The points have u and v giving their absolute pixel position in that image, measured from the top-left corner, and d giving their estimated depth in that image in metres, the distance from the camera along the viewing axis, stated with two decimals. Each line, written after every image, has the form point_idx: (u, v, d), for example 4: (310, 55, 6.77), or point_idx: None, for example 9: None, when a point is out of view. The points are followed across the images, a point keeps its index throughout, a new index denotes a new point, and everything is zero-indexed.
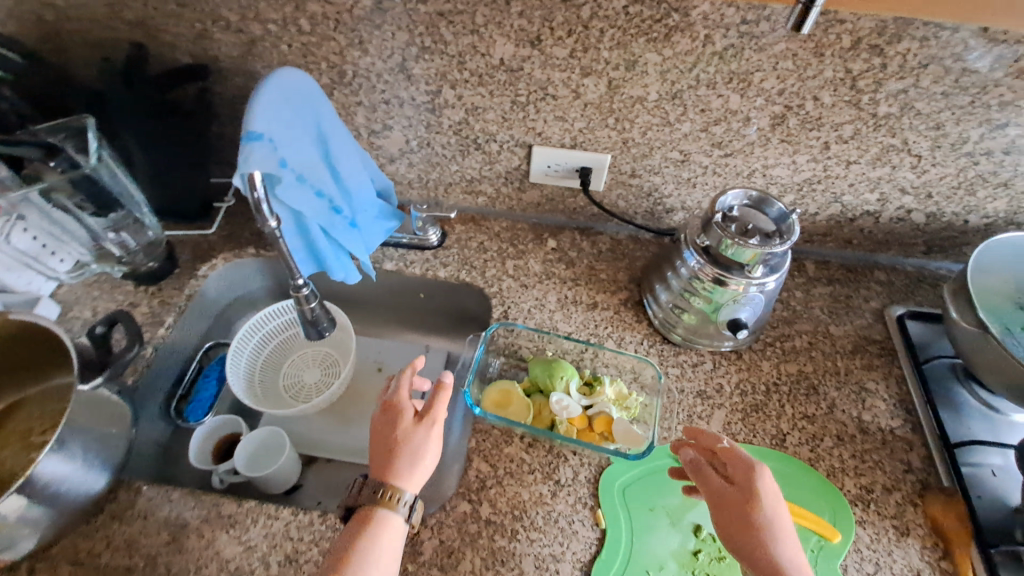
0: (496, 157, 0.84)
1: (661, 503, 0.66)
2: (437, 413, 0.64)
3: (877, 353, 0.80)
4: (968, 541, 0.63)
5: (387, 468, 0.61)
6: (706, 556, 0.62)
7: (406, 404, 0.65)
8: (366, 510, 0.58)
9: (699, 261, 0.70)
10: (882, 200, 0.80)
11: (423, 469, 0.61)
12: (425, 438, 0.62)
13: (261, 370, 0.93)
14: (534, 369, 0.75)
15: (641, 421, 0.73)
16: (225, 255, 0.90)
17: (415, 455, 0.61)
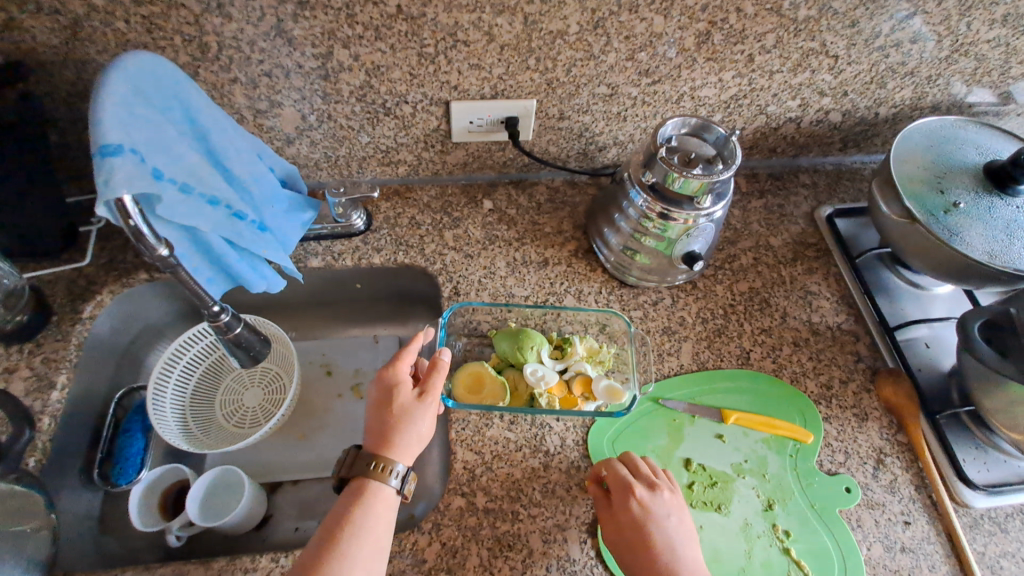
0: (410, 120, 0.75)
1: (650, 447, 0.66)
2: (436, 387, 0.60)
3: (814, 256, 0.82)
4: (916, 411, 0.68)
5: (381, 439, 0.57)
6: (701, 486, 0.64)
7: (403, 377, 0.60)
8: (358, 481, 0.55)
9: (646, 200, 0.67)
10: (803, 105, 0.81)
11: (417, 442, 0.57)
12: (422, 412, 0.58)
13: (191, 406, 0.82)
14: (499, 344, 0.69)
15: (618, 371, 0.71)
16: (111, 287, 0.76)
17: (410, 429, 0.57)
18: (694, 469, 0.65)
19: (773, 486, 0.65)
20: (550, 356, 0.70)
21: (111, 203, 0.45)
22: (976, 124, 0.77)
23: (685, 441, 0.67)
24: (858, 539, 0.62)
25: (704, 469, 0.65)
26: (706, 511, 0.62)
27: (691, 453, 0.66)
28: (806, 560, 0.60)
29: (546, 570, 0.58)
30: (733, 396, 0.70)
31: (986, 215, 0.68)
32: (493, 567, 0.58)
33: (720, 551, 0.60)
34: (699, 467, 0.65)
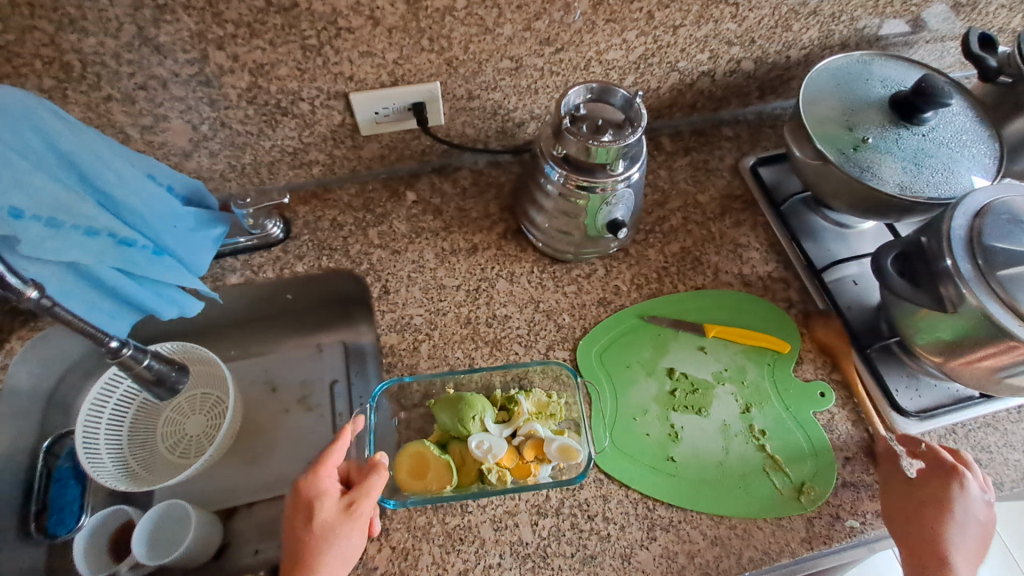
0: (312, 118, 0.72)
1: (636, 358, 0.69)
2: (368, 497, 0.54)
3: (742, 207, 0.82)
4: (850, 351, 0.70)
5: (299, 565, 0.51)
6: (682, 392, 0.67)
7: (329, 488, 0.54)
8: None
9: (562, 174, 0.66)
10: (714, 58, 0.80)
11: (342, 563, 0.52)
12: (348, 526, 0.53)
13: (130, 442, 0.79)
14: (439, 416, 0.63)
15: (570, 424, 0.65)
16: (18, 333, 0.71)
17: (332, 548, 0.52)
18: (677, 377, 0.68)
19: (751, 392, 0.67)
20: (496, 422, 0.63)
21: None
22: (882, 58, 0.78)
23: (669, 353, 0.70)
24: (830, 434, 0.66)
25: (686, 377, 0.68)
26: (687, 414, 0.66)
27: (674, 363, 0.69)
28: (780, 455, 0.64)
29: (499, 557, 0.58)
30: (714, 312, 0.73)
31: (893, 147, 0.69)
32: (447, 562, 0.58)
33: (699, 447, 0.64)
34: (682, 375, 0.68)
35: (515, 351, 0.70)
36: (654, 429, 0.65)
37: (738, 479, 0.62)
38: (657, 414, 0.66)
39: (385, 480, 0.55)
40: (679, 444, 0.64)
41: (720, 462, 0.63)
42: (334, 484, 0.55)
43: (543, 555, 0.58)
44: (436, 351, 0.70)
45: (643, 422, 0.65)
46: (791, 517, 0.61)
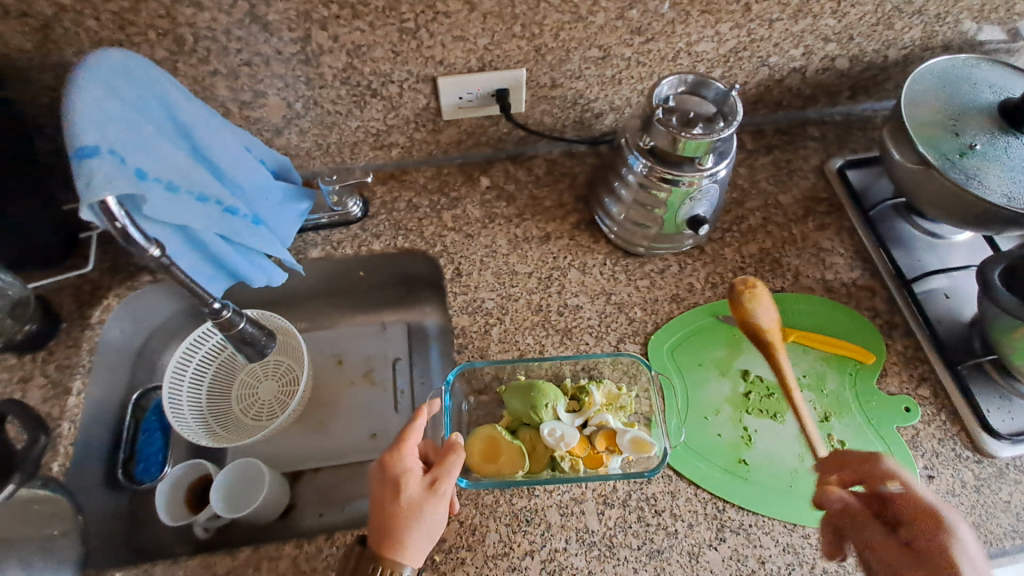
0: (398, 100, 0.73)
1: (709, 357, 0.68)
2: (449, 476, 0.54)
3: (826, 212, 0.79)
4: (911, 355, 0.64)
5: (386, 538, 0.52)
6: (757, 395, 0.66)
7: (411, 466, 0.54)
8: None
9: (646, 165, 0.65)
10: (807, 54, 0.77)
11: (427, 540, 0.53)
12: (433, 506, 0.53)
13: (210, 401, 0.83)
14: (510, 402, 0.63)
15: (641, 417, 0.65)
16: (117, 291, 0.76)
17: (418, 527, 0.52)
18: (752, 380, 0.67)
19: (830, 401, 0.66)
20: (568, 411, 0.63)
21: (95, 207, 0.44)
22: (990, 62, 0.73)
23: (744, 354, 0.68)
24: (913, 451, 0.63)
25: (761, 380, 0.67)
26: (761, 417, 0.65)
27: (749, 365, 0.68)
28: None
29: (565, 542, 0.59)
30: (794, 315, 0.71)
31: (1003, 155, 0.65)
32: (513, 541, 0.59)
33: (772, 453, 0.63)
34: (757, 378, 0.67)
35: (586, 341, 0.70)
36: (727, 431, 0.64)
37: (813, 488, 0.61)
38: (730, 415, 0.65)
39: (463, 460, 0.55)
40: (752, 447, 0.63)
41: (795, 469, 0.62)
42: (416, 462, 0.55)
43: (609, 544, 0.59)
44: (507, 336, 0.71)
45: (715, 422, 0.64)
46: None
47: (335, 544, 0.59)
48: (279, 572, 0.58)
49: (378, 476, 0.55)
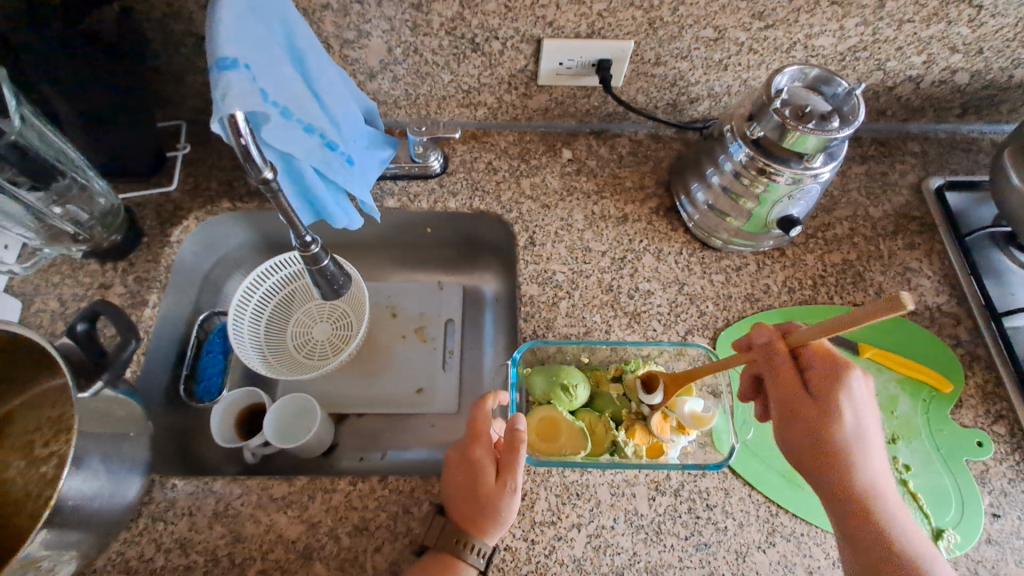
0: (498, 58, 0.72)
1: None
2: (516, 463, 0.55)
3: (917, 231, 0.76)
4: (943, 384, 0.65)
5: (465, 517, 0.55)
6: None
7: (482, 454, 0.57)
8: (441, 555, 0.54)
9: (749, 156, 0.62)
10: (928, 62, 0.73)
11: (503, 521, 0.55)
12: (509, 499, 0.55)
13: (268, 334, 0.84)
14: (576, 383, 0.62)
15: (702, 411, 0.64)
16: (196, 213, 0.77)
17: (497, 517, 0.55)
18: None
19: (900, 424, 0.64)
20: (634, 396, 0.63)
21: (225, 119, 0.45)
22: None
23: None
24: (981, 487, 0.61)
25: None
26: None
27: None
28: (922, 494, 0.60)
29: (613, 521, 0.59)
30: (871, 332, 0.69)
31: None
32: (561, 512, 0.59)
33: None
34: None
35: (654, 327, 0.69)
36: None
37: None
38: None
39: (525, 448, 0.56)
40: None
41: None
42: (488, 453, 0.57)
43: (657, 530, 0.58)
44: (574, 310, 0.70)
45: None
46: None
47: (388, 487, 0.61)
48: (332, 505, 0.60)
49: (454, 465, 0.58)
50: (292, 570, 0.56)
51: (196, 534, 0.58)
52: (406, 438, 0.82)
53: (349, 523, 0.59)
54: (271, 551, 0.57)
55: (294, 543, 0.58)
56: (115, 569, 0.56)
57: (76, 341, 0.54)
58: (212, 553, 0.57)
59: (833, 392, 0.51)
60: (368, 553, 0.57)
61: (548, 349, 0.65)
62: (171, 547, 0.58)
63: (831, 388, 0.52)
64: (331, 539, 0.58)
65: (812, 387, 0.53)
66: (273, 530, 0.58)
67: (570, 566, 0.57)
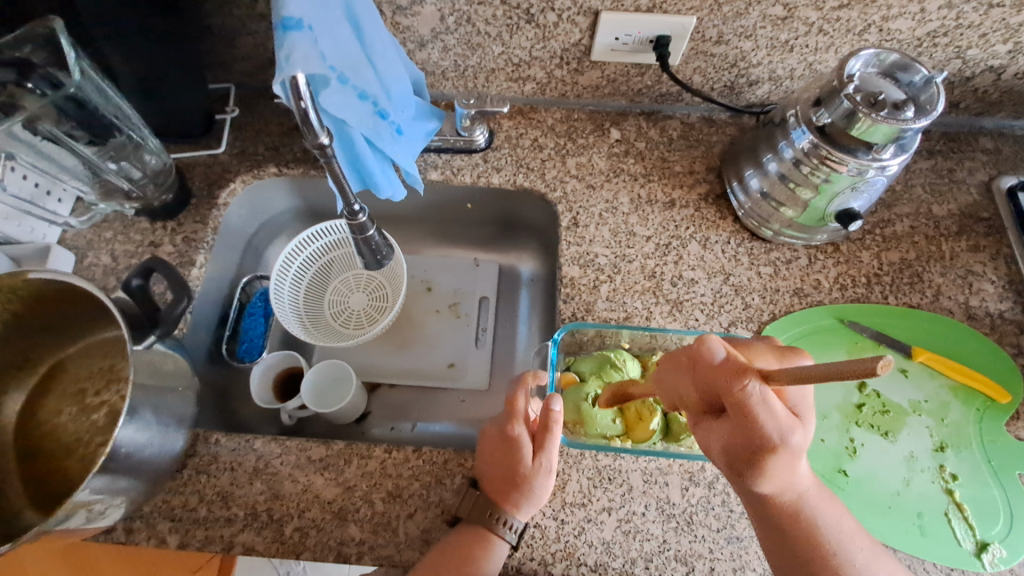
0: (552, 31, 0.70)
1: (824, 360, 0.65)
2: (551, 446, 0.56)
3: (984, 233, 0.72)
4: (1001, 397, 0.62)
5: (500, 493, 0.56)
6: (870, 410, 0.63)
7: (520, 433, 0.57)
8: (472, 526, 0.55)
9: (812, 143, 0.59)
10: (1014, 51, 0.68)
11: (535, 501, 0.56)
12: (543, 479, 0.55)
13: (306, 301, 0.85)
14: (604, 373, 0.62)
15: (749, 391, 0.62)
16: (243, 177, 0.78)
17: (531, 496, 0.55)
18: (867, 393, 0.63)
19: (950, 431, 0.62)
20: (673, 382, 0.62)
21: (287, 81, 0.45)
22: None
23: None
24: None
25: (877, 395, 0.63)
26: (871, 432, 0.62)
27: (866, 377, 0.65)
28: (968, 506, 0.58)
29: (644, 508, 0.58)
30: (924, 336, 0.66)
31: None
32: (593, 495, 0.59)
33: (877, 469, 0.60)
34: (873, 393, 0.64)
35: (696, 316, 0.67)
36: (831, 438, 0.61)
37: (913, 514, 0.58)
38: (837, 423, 0.62)
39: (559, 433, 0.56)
40: (856, 461, 0.60)
41: (898, 490, 0.59)
42: (526, 433, 0.58)
43: (688, 520, 0.58)
44: (615, 295, 0.69)
45: (821, 427, 0.62)
46: (965, 571, 0.56)
47: (421, 457, 0.61)
48: (367, 470, 0.61)
49: (490, 441, 0.59)
50: (327, 530, 0.58)
51: (237, 489, 0.60)
52: (435, 411, 0.83)
53: (383, 490, 0.60)
54: (308, 510, 0.59)
55: (330, 504, 0.59)
56: (160, 515, 0.59)
57: (131, 296, 0.56)
58: (251, 508, 0.59)
59: (737, 436, 0.44)
60: (400, 519, 0.58)
61: (586, 333, 0.65)
62: (213, 499, 0.60)
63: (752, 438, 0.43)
64: (365, 503, 0.59)
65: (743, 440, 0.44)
66: (310, 490, 0.60)
67: (599, 548, 0.57)
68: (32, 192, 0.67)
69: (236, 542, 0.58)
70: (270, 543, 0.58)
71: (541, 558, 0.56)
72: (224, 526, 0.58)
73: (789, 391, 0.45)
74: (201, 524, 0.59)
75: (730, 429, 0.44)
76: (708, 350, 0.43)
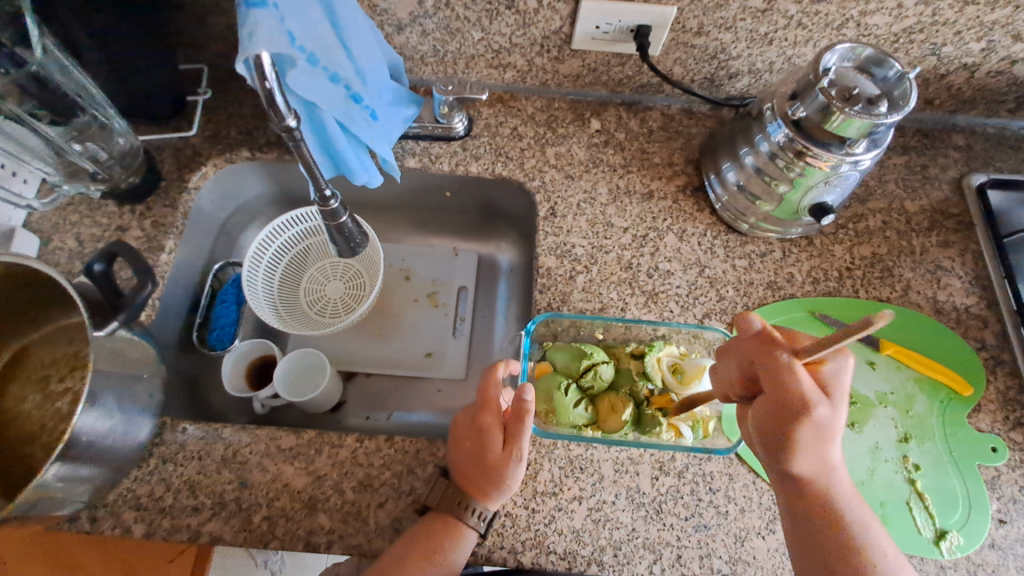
0: (532, 17, 0.69)
1: None
2: (521, 437, 0.56)
3: (953, 229, 0.73)
4: (963, 388, 0.64)
5: (469, 482, 0.56)
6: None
7: (492, 422, 0.57)
8: (442, 515, 0.55)
9: (787, 137, 0.59)
10: (987, 50, 0.69)
11: (505, 490, 0.55)
12: (513, 468, 0.55)
13: (281, 288, 0.83)
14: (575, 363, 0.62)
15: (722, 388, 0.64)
16: (215, 161, 0.76)
17: (501, 486, 0.55)
18: None
19: (914, 423, 0.63)
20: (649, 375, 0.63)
21: (251, 60, 0.44)
22: None
23: None
24: (991, 493, 0.60)
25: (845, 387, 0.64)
26: None
27: None
28: (929, 495, 0.60)
29: (614, 497, 0.59)
30: (892, 329, 0.67)
31: None
32: (564, 484, 0.59)
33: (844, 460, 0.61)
34: None
35: (671, 308, 0.68)
36: None
37: (877, 504, 0.59)
38: None
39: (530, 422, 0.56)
40: None
41: (863, 480, 0.60)
42: (498, 422, 0.58)
43: (657, 509, 0.59)
44: (591, 286, 0.69)
45: None
46: (924, 558, 0.57)
47: (393, 446, 0.61)
48: (338, 459, 0.60)
49: (463, 429, 0.59)
50: (296, 519, 0.58)
51: (204, 478, 0.59)
52: (412, 400, 0.82)
53: (354, 479, 0.59)
54: (277, 499, 0.58)
55: (300, 493, 0.59)
56: (125, 504, 0.58)
57: (92, 280, 0.54)
58: (219, 497, 0.58)
59: (772, 411, 0.47)
60: (371, 508, 0.58)
61: (561, 323, 0.65)
62: (180, 488, 0.59)
63: (778, 406, 0.46)
64: (335, 493, 0.59)
65: (765, 410, 0.47)
66: (279, 479, 0.59)
67: (568, 536, 0.57)
68: None
69: (203, 531, 0.57)
70: (238, 532, 0.57)
71: (511, 546, 0.57)
72: (190, 515, 0.58)
73: (828, 367, 0.48)
74: (167, 514, 0.58)
75: (765, 406, 0.47)
76: (747, 324, 0.50)
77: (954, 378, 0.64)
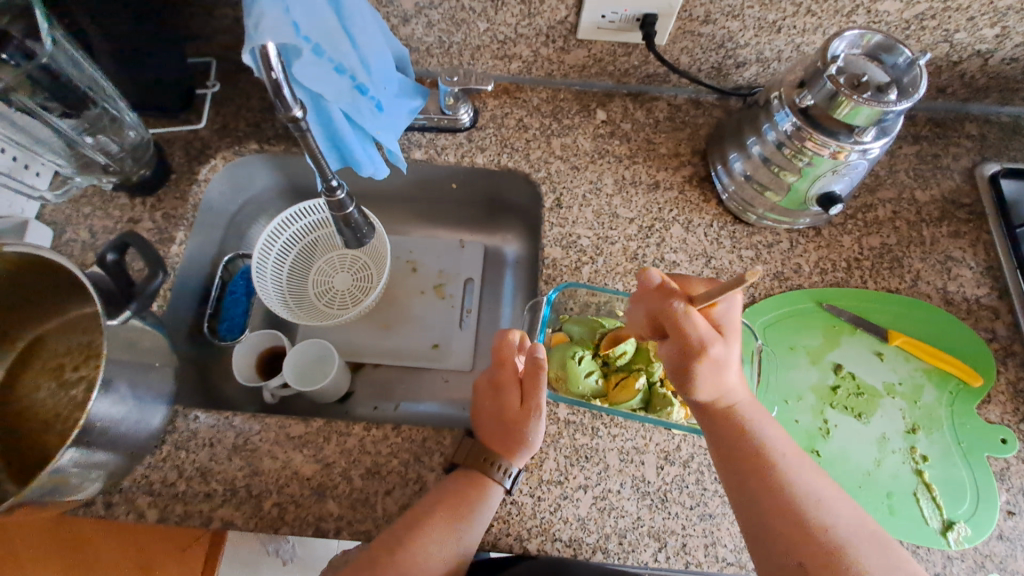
0: (537, 7, 0.68)
1: (802, 342, 0.66)
2: (538, 390, 0.57)
3: (965, 219, 0.73)
4: (973, 379, 0.63)
5: (494, 438, 0.57)
6: (845, 391, 0.63)
7: (508, 378, 0.59)
8: (470, 470, 0.56)
9: (795, 125, 0.59)
10: (1001, 36, 0.68)
11: (528, 445, 0.56)
12: (533, 423, 0.56)
13: (289, 280, 0.84)
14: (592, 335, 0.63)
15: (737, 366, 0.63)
16: (224, 154, 0.77)
17: (522, 442, 0.56)
18: (843, 375, 0.64)
19: (922, 414, 0.62)
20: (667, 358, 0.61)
21: (257, 51, 0.45)
22: None
23: (840, 347, 0.65)
24: (1000, 485, 0.59)
25: (853, 378, 0.64)
26: (845, 414, 0.62)
27: (843, 360, 0.65)
28: (936, 486, 0.59)
29: (619, 486, 0.59)
30: (901, 320, 0.67)
31: None
32: (569, 473, 0.60)
33: (850, 450, 0.61)
34: (849, 375, 0.64)
35: None
36: (806, 419, 0.62)
37: (883, 493, 0.59)
38: (813, 404, 0.63)
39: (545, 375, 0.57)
40: (830, 441, 0.61)
41: (870, 470, 0.60)
42: (515, 379, 0.59)
43: (662, 498, 0.59)
44: (596, 277, 0.69)
45: (796, 408, 0.63)
46: (931, 548, 0.57)
47: (400, 435, 0.62)
48: (346, 447, 0.61)
49: (482, 390, 0.61)
50: (305, 505, 0.59)
51: (216, 465, 0.60)
52: (419, 391, 0.83)
53: (362, 466, 0.60)
54: (286, 486, 0.59)
55: (309, 480, 0.60)
56: (140, 490, 0.59)
57: (105, 270, 0.55)
58: (230, 483, 0.60)
59: (674, 353, 0.48)
60: (378, 495, 0.59)
61: (579, 293, 0.66)
62: (192, 475, 0.60)
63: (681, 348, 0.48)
64: (344, 480, 0.60)
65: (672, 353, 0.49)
66: (289, 466, 0.60)
67: (574, 524, 0.58)
68: (10, 165, 0.66)
69: (215, 516, 0.58)
70: (249, 518, 0.58)
71: (517, 534, 0.57)
72: (202, 501, 0.59)
73: (718, 308, 0.49)
74: (180, 499, 0.59)
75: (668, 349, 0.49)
76: (647, 278, 0.50)
77: (965, 369, 0.63)
